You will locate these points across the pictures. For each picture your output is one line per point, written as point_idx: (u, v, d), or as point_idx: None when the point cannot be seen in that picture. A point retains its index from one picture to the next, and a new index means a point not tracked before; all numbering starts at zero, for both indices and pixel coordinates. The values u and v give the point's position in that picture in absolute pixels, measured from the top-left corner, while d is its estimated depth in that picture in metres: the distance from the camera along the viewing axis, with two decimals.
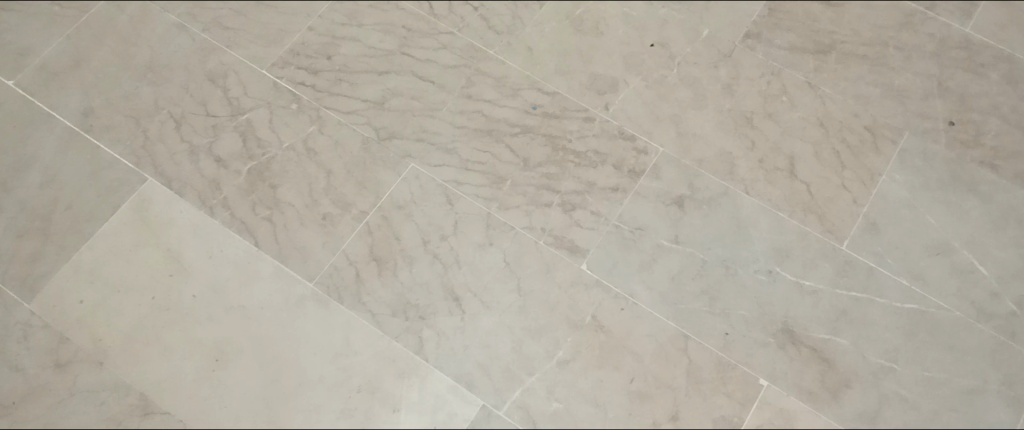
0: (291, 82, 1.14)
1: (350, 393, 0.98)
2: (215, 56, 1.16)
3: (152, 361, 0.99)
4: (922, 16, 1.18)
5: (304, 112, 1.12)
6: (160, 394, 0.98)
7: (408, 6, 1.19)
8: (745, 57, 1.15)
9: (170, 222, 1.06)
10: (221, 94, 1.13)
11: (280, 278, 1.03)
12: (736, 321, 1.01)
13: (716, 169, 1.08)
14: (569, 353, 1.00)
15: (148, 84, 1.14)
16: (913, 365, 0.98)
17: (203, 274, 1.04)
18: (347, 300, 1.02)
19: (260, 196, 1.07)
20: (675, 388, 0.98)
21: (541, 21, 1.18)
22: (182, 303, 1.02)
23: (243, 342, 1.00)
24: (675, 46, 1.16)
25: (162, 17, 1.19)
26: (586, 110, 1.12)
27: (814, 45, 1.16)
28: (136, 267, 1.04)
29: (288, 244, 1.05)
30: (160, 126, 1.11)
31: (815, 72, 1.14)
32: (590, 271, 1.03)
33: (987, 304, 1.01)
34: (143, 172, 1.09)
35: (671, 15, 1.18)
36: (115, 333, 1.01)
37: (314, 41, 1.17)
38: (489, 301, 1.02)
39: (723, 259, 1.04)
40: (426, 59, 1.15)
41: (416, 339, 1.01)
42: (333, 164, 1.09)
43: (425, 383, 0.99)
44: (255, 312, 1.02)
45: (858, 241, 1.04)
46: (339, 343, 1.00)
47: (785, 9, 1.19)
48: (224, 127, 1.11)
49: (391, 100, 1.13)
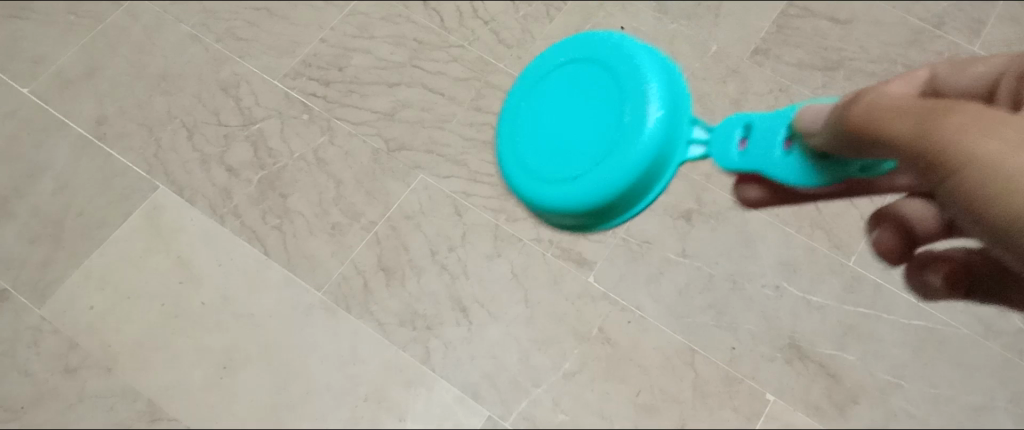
0: (303, 93, 1.15)
1: (356, 402, 1.00)
2: (227, 66, 1.17)
3: (161, 368, 1.02)
4: (930, 34, 1.14)
5: (315, 122, 1.13)
6: (169, 399, 1.00)
7: (419, 19, 1.19)
8: (753, 72, 1.13)
9: (180, 230, 1.07)
10: (234, 103, 1.14)
11: (289, 285, 1.05)
12: (742, 335, 1.01)
13: (723, 183, 1.06)
14: (576, 364, 1.01)
15: (161, 93, 1.15)
16: (919, 381, 0.98)
17: (211, 282, 1.05)
18: (355, 310, 1.03)
19: (271, 205, 1.08)
20: (680, 402, 0.99)
21: (551, 35, 1.17)
22: (192, 310, 1.04)
23: (252, 350, 1.02)
24: (685, 60, 1.15)
25: (175, 27, 1.19)
26: None
27: (822, 61, 1.14)
28: (146, 274, 1.05)
29: (297, 253, 1.06)
30: (172, 135, 1.12)
31: (823, 88, 1.12)
32: (598, 284, 1.03)
33: (994, 321, 0.99)
34: (154, 180, 1.10)
35: (680, 30, 1.17)
36: (125, 339, 1.03)
37: (326, 52, 1.17)
38: (496, 312, 1.03)
39: (730, 273, 1.04)
40: (436, 71, 1.15)
41: (423, 349, 1.02)
42: (343, 175, 1.10)
43: (432, 393, 1.00)
44: (264, 320, 1.03)
45: (866, 256, 1.02)
46: (347, 352, 1.02)
47: (793, 25, 1.16)
48: (235, 137, 1.12)
49: (401, 112, 1.13)
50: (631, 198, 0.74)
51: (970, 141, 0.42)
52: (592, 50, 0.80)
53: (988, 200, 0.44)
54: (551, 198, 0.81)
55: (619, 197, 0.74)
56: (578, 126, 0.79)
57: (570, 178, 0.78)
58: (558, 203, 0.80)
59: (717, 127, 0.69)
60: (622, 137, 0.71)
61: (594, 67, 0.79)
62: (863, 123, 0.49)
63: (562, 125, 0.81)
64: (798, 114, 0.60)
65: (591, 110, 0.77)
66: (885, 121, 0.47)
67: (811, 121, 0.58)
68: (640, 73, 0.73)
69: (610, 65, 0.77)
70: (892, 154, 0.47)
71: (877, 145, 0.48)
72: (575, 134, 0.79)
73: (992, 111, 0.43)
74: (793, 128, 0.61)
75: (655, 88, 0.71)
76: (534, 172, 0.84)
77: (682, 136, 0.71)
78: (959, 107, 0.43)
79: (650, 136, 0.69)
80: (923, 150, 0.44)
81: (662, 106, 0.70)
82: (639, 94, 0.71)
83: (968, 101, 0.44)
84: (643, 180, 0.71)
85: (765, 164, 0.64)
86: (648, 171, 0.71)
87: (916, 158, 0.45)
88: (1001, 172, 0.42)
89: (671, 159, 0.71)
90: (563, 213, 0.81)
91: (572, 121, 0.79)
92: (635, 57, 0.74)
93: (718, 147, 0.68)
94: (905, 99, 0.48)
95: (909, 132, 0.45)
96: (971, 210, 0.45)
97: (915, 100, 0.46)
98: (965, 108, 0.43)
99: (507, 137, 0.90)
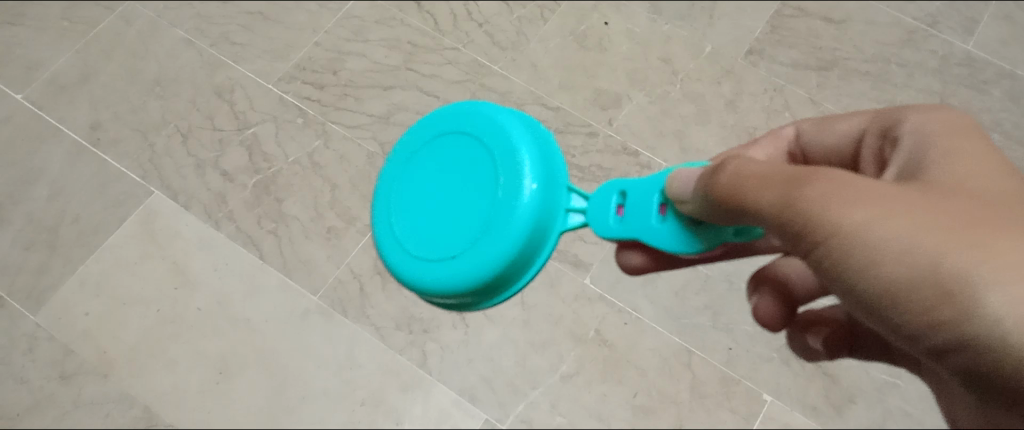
0: (298, 97, 1.15)
1: (353, 406, 1.00)
2: (222, 70, 1.16)
3: (157, 374, 1.02)
4: (924, 33, 1.14)
5: (310, 126, 1.13)
6: (166, 406, 1.00)
7: (413, 22, 1.19)
8: (748, 73, 1.13)
9: (175, 235, 1.07)
10: (228, 108, 1.14)
11: (285, 290, 1.04)
12: (739, 335, 1.01)
13: None
14: (573, 367, 1.01)
15: (156, 98, 1.15)
16: (917, 380, 0.98)
17: (207, 287, 1.05)
18: (351, 314, 1.03)
19: (266, 209, 1.08)
20: (678, 403, 0.99)
21: (545, 37, 1.17)
22: (187, 315, 1.04)
23: (249, 355, 1.02)
24: (680, 62, 1.15)
25: (169, 32, 1.19)
26: (589, 124, 1.11)
27: (817, 61, 1.14)
28: (141, 280, 1.05)
29: (292, 258, 1.06)
30: (167, 140, 1.12)
31: (818, 88, 1.12)
32: (594, 285, 1.03)
33: None
34: (149, 186, 1.09)
35: (675, 31, 1.17)
36: (120, 345, 1.02)
37: (320, 56, 1.17)
38: (493, 315, 1.03)
39: (727, 274, 1.03)
40: (430, 74, 1.15)
41: (420, 352, 1.02)
42: (338, 178, 1.09)
43: (429, 396, 1.00)
44: (260, 325, 1.03)
45: None
46: (343, 356, 1.02)
47: (788, 25, 1.16)
48: (230, 142, 1.12)
49: (396, 115, 1.13)
50: (514, 268, 0.75)
51: (830, 209, 0.40)
52: (457, 121, 0.81)
53: (857, 266, 0.41)
54: (436, 274, 0.79)
55: (503, 269, 0.75)
56: (458, 200, 0.78)
57: (454, 255, 0.77)
58: (445, 279, 0.78)
59: (593, 194, 0.70)
60: (498, 210, 0.73)
61: (464, 143, 0.79)
62: (730, 190, 0.47)
63: (440, 199, 0.79)
64: (669, 183, 0.58)
65: (466, 186, 0.77)
66: (749, 189, 0.45)
67: (681, 187, 0.56)
68: (510, 147, 0.75)
69: (479, 140, 0.78)
70: (758, 222, 0.45)
71: (744, 215, 0.46)
72: (453, 209, 0.78)
73: (853, 180, 0.41)
74: (665, 193, 0.59)
75: (528, 162, 0.73)
76: (410, 250, 0.82)
77: (559, 205, 0.74)
78: (819, 177, 0.42)
79: (530, 208, 0.71)
80: (794, 224, 0.42)
81: (534, 181, 0.72)
82: (512, 168, 0.73)
83: (830, 170, 0.42)
84: (524, 252, 0.73)
85: (642, 231, 0.63)
86: (529, 243, 0.73)
87: (783, 226, 0.43)
88: (862, 240, 0.40)
89: (548, 230, 0.74)
90: (447, 293, 0.79)
91: (449, 196, 0.79)
92: (506, 132, 0.76)
93: (597, 215, 0.69)
94: (773, 167, 0.46)
95: (774, 201, 0.43)
96: (841, 277, 0.43)
97: (780, 168, 0.45)
98: (826, 179, 0.42)
99: (382, 214, 0.87)
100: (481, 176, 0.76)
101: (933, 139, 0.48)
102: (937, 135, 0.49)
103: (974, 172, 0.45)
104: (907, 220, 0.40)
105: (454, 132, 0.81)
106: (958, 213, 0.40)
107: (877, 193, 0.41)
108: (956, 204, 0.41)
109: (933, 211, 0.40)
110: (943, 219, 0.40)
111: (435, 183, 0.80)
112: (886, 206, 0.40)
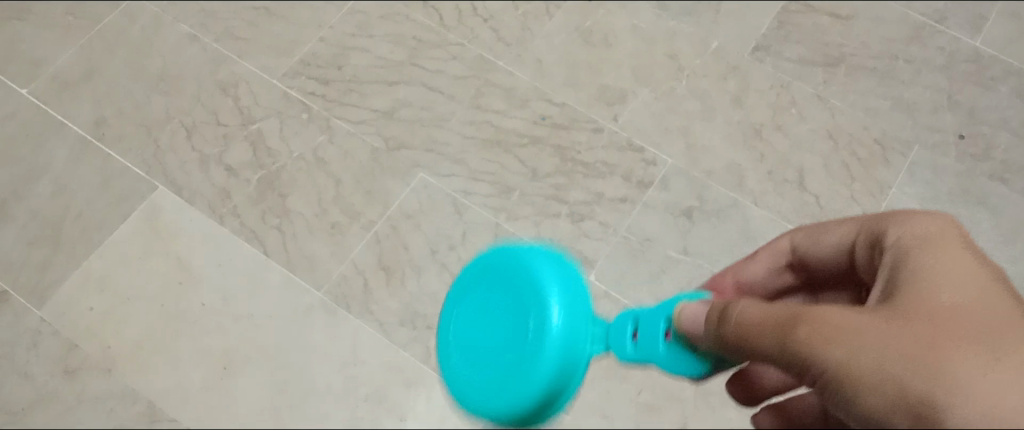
0: (302, 92, 1.14)
1: (357, 402, 1.00)
2: (226, 66, 1.16)
3: (159, 371, 1.01)
4: (932, 29, 1.14)
5: (314, 122, 1.12)
6: (168, 401, 0.99)
7: (418, 17, 1.19)
8: (755, 70, 1.13)
9: (180, 230, 1.07)
10: (233, 104, 1.14)
11: (288, 286, 1.04)
12: None
13: (724, 180, 1.07)
14: None
15: (160, 94, 1.14)
16: None
17: (211, 282, 1.05)
18: (355, 310, 1.03)
19: (271, 205, 1.08)
20: (683, 400, 0.99)
21: (551, 33, 1.17)
22: (191, 311, 1.04)
23: (253, 352, 1.02)
24: (684, 58, 1.14)
25: (174, 28, 1.18)
26: (594, 121, 1.11)
27: (824, 57, 1.13)
28: (145, 275, 1.05)
29: (297, 253, 1.05)
30: (171, 136, 1.12)
31: (825, 85, 1.11)
32: (598, 282, 1.02)
33: None
34: (154, 182, 1.09)
35: (680, 28, 1.16)
36: (124, 341, 1.02)
37: (325, 52, 1.17)
38: None
39: None
40: (435, 70, 1.15)
41: (424, 348, 1.01)
42: (343, 174, 1.09)
43: (433, 393, 1.00)
44: (264, 321, 1.03)
45: None
46: (347, 352, 1.02)
47: (794, 22, 1.16)
48: (235, 137, 1.12)
49: (400, 111, 1.13)
50: (547, 408, 0.59)
51: (815, 349, 0.42)
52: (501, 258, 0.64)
53: (837, 401, 0.43)
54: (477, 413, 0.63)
55: (544, 405, 0.58)
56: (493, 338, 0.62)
57: (494, 393, 0.61)
58: (501, 422, 0.61)
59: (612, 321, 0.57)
60: (531, 346, 0.57)
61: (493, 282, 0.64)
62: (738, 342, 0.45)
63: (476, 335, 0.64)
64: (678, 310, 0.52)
65: (500, 323, 0.62)
66: (749, 337, 0.45)
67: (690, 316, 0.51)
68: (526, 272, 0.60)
69: (500, 270, 0.63)
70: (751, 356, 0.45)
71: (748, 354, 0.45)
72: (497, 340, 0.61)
73: (831, 316, 0.43)
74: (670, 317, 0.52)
75: (554, 289, 0.58)
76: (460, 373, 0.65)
77: (586, 333, 0.57)
78: (801, 319, 0.43)
79: (558, 333, 0.56)
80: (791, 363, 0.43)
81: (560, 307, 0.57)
82: (542, 313, 0.58)
83: (815, 311, 0.43)
84: (555, 386, 0.57)
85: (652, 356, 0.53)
86: (561, 377, 0.56)
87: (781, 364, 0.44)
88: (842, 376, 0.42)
89: (577, 363, 0.57)
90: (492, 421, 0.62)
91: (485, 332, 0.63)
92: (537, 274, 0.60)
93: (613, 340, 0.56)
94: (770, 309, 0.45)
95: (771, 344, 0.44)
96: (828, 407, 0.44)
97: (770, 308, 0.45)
98: (811, 322, 0.43)
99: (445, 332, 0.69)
100: (511, 309, 0.61)
101: (905, 240, 0.49)
102: (914, 224, 0.50)
103: (956, 283, 0.46)
104: (885, 363, 0.41)
105: (484, 270, 0.66)
106: (919, 344, 0.42)
107: (849, 330, 0.42)
108: (931, 335, 0.43)
109: (898, 342, 0.42)
110: (909, 351, 0.42)
111: (471, 320, 0.65)
112: (857, 342, 0.42)
